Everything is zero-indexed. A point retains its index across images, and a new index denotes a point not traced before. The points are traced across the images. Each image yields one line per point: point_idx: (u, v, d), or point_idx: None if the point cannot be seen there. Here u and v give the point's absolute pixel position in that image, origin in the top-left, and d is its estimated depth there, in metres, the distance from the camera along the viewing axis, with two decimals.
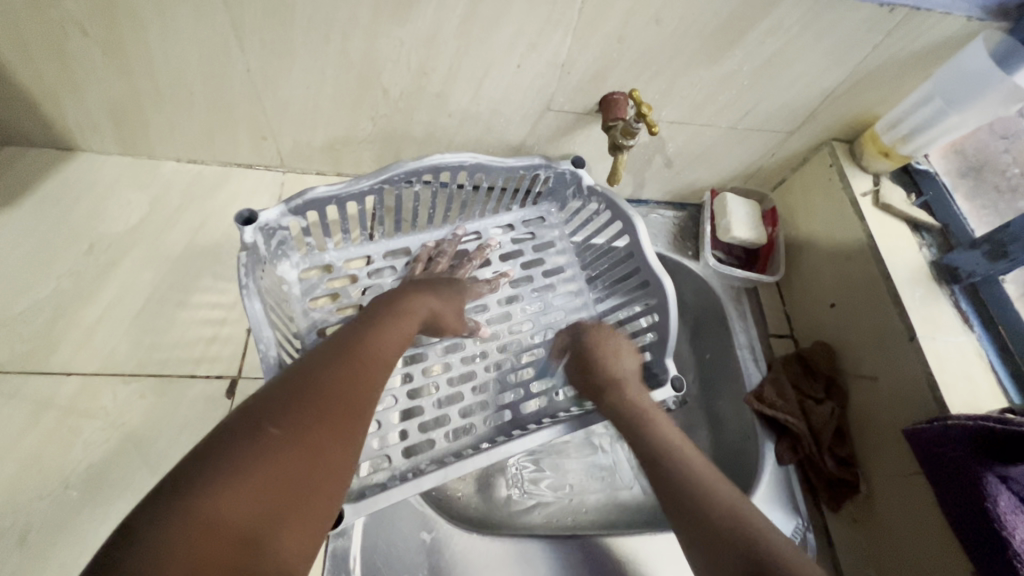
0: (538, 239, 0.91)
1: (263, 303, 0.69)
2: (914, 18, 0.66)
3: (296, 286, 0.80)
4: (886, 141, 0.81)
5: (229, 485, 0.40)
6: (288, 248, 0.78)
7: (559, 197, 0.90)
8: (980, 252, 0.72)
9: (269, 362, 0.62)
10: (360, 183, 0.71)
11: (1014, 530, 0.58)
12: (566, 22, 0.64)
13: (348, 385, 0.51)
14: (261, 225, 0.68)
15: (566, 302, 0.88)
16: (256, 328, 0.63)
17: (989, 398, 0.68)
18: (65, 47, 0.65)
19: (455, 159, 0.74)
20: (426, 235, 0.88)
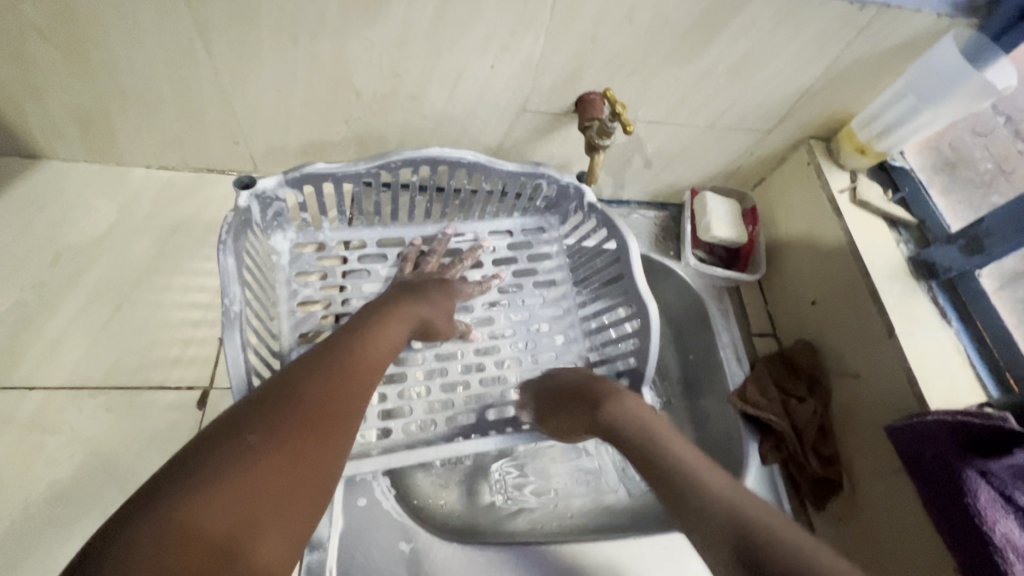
0: (534, 248, 0.90)
1: (242, 259, 0.68)
2: (885, 14, 0.66)
3: (284, 257, 0.80)
4: (861, 138, 0.81)
5: (207, 492, 0.39)
6: (285, 221, 0.79)
7: (560, 210, 0.89)
8: (956, 247, 0.72)
9: (230, 316, 0.61)
10: (358, 166, 0.71)
11: (994, 524, 0.57)
12: (538, 22, 0.64)
13: (334, 394, 0.50)
14: (257, 192, 0.69)
15: (551, 315, 0.86)
16: (225, 281, 0.63)
17: (967, 393, 0.68)
18: (24, 52, 0.63)
19: (455, 154, 0.74)
20: (424, 231, 0.87)
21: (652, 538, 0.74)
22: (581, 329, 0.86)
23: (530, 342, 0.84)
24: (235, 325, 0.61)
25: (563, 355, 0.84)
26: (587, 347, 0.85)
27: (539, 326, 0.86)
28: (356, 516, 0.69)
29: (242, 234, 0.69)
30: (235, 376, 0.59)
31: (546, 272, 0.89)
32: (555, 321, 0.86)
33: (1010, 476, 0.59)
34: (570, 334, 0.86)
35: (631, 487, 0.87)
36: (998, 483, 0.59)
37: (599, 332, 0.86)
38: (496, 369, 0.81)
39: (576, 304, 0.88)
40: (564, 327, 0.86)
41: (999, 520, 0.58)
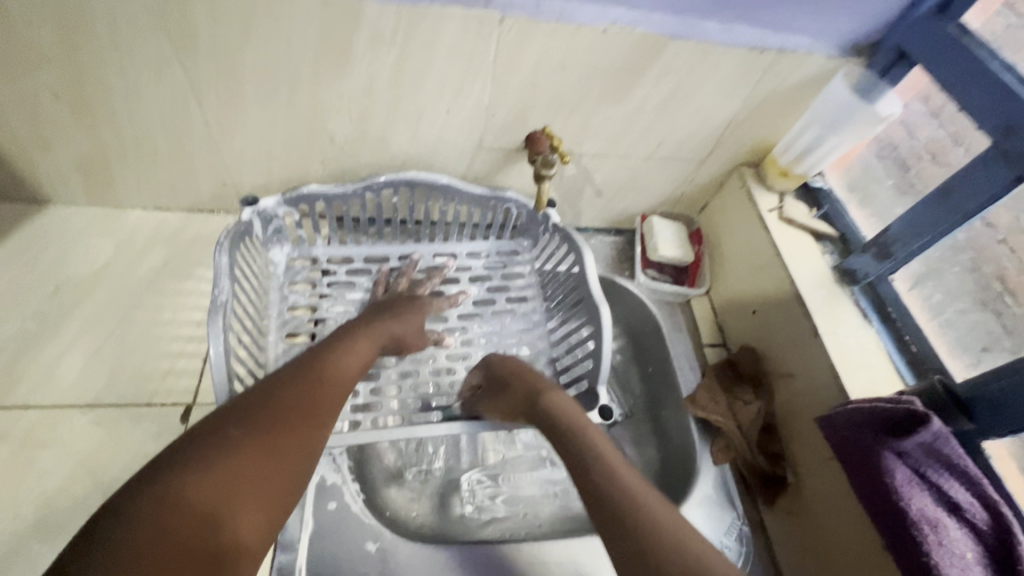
0: (508, 269, 0.97)
1: (235, 261, 0.76)
2: (783, 57, 0.77)
3: (279, 269, 0.88)
4: (783, 163, 0.91)
5: (195, 475, 0.45)
6: (282, 236, 0.87)
7: (532, 233, 0.98)
8: (869, 255, 0.81)
9: (217, 304, 0.68)
10: (346, 186, 0.82)
11: (910, 500, 0.63)
12: (484, 71, 0.74)
13: (310, 395, 0.56)
14: (259, 209, 0.80)
15: (521, 329, 0.93)
16: (216, 277, 0.70)
17: (887, 384, 0.75)
18: (38, 108, 0.72)
19: (430, 178, 0.84)
20: (407, 248, 0.95)
21: None
22: (549, 341, 0.93)
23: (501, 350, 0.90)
24: (218, 311, 0.68)
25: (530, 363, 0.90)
26: (553, 357, 0.91)
27: (508, 339, 0.92)
28: (327, 521, 0.73)
29: (239, 242, 0.77)
30: (217, 355, 0.66)
31: (517, 289, 0.96)
32: (522, 333, 0.93)
33: (923, 456, 0.64)
34: (536, 347, 0.92)
35: None
36: (914, 463, 0.65)
37: (565, 343, 0.91)
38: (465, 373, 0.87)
39: (544, 321, 0.94)
40: (530, 339, 0.92)
41: (914, 496, 0.63)
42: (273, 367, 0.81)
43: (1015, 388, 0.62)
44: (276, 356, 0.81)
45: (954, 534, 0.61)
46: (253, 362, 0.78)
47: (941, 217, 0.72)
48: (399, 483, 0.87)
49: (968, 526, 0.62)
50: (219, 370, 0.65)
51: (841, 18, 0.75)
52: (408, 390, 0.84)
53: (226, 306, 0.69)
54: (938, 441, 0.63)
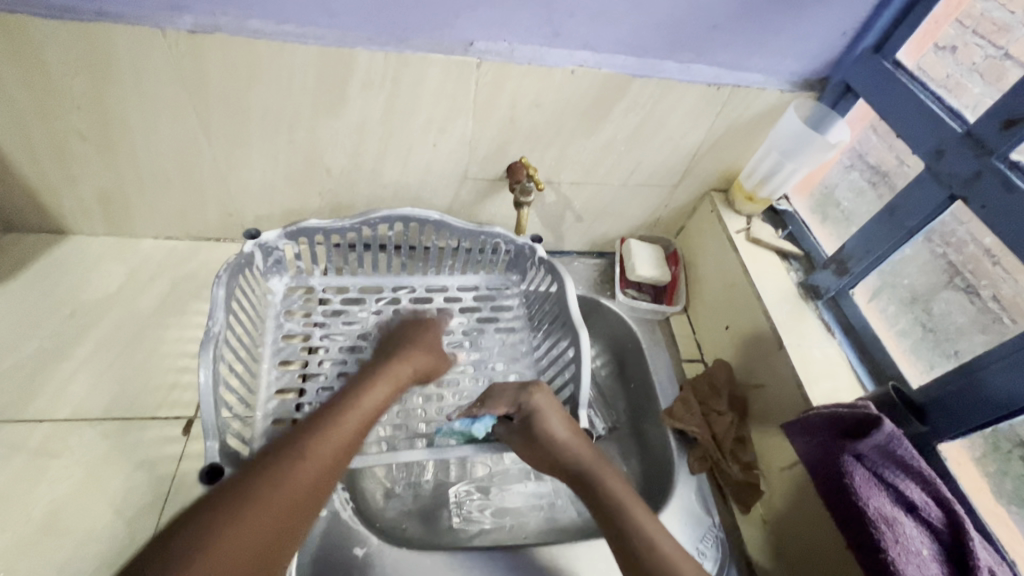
0: (496, 300, 1.02)
1: (233, 291, 0.82)
2: (738, 93, 0.85)
3: (277, 298, 0.94)
4: (748, 187, 0.98)
5: (222, 530, 0.50)
6: (282, 266, 0.94)
7: (520, 267, 1.03)
8: (830, 271, 0.86)
9: (210, 334, 0.73)
10: (342, 222, 0.89)
11: (868, 499, 0.66)
12: (465, 110, 0.82)
13: (329, 440, 0.61)
14: (261, 241, 0.87)
15: (509, 357, 0.97)
16: (212, 306, 0.76)
17: (849, 391, 0.79)
18: (66, 148, 0.81)
19: (423, 214, 0.90)
20: (401, 281, 1.01)
21: (588, 542, 0.81)
22: (535, 369, 0.96)
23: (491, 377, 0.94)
24: (211, 341, 0.72)
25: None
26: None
27: (496, 366, 0.96)
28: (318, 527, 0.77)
29: (238, 273, 0.84)
30: (207, 383, 0.70)
31: (505, 319, 1.01)
32: (510, 360, 0.96)
33: (879, 457, 0.68)
34: (524, 375, 0.95)
35: (582, 508, 0.94)
36: (871, 464, 0.68)
37: (550, 370, 0.95)
38: (455, 398, 0.90)
39: (531, 349, 0.98)
40: (517, 368, 0.96)
41: (872, 496, 0.66)
42: (265, 393, 0.85)
43: (961, 392, 0.67)
44: (268, 384, 0.86)
45: (911, 532, 0.64)
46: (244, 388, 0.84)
47: (888, 234, 0.78)
48: (387, 502, 0.90)
49: (924, 524, 0.65)
50: (207, 397, 0.69)
51: (790, 58, 0.83)
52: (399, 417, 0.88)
53: (217, 336, 0.74)
54: (892, 443, 0.67)
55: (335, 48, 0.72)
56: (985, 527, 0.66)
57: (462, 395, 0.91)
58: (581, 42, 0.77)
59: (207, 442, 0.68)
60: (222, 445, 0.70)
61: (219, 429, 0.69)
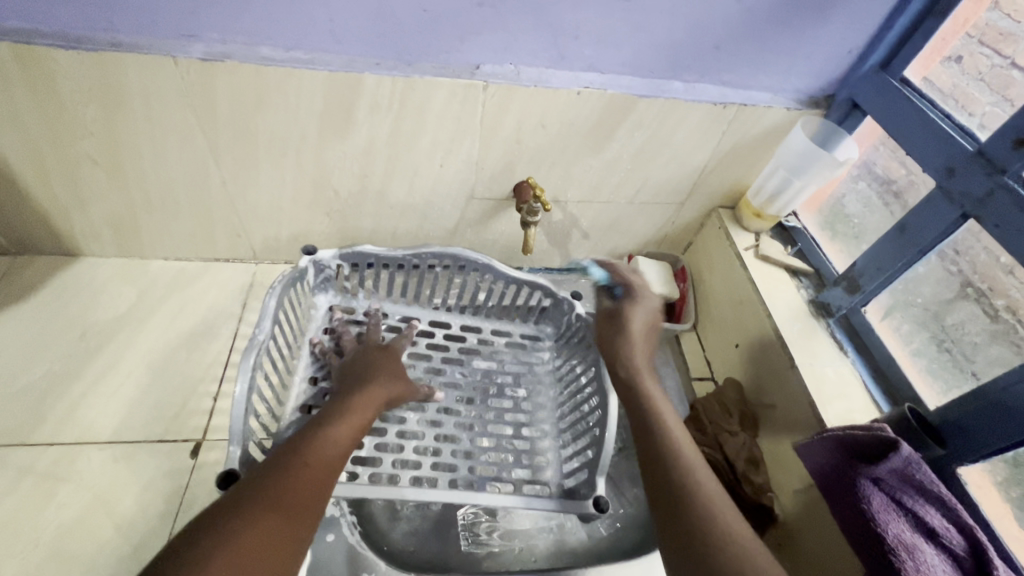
0: (528, 348, 1.00)
1: (284, 302, 0.83)
2: (745, 111, 0.85)
3: (320, 314, 0.94)
4: (756, 204, 0.97)
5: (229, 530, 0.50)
6: (330, 284, 0.94)
7: (556, 319, 1.00)
8: (841, 289, 0.85)
9: (255, 343, 0.74)
10: (397, 252, 0.88)
11: (887, 525, 0.64)
12: (471, 131, 0.83)
13: (321, 454, 0.61)
14: (317, 258, 0.88)
15: (534, 408, 0.93)
16: (260, 317, 0.76)
17: (863, 412, 0.77)
18: (79, 173, 0.82)
19: (474, 256, 0.90)
20: (438, 316, 0.99)
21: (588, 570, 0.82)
22: (559, 423, 0.92)
23: (508, 426, 0.90)
24: (253, 349, 0.73)
25: (534, 448, 0.88)
26: (558, 443, 0.90)
27: (519, 416, 0.91)
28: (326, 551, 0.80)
29: (290, 287, 0.84)
30: (241, 390, 0.70)
31: (533, 367, 0.98)
32: (532, 414, 0.92)
33: (897, 480, 0.67)
34: (544, 431, 0.91)
35: (592, 530, 0.92)
36: (889, 489, 0.67)
37: (574, 427, 0.90)
38: (469, 444, 0.86)
39: (554, 405, 0.94)
40: (540, 421, 0.92)
41: (892, 521, 0.64)
42: (292, 406, 0.84)
43: (980, 415, 0.65)
44: (296, 396, 0.85)
45: (935, 560, 0.61)
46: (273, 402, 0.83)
47: (899, 252, 0.77)
48: (393, 525, 0.87)
49: (947, 553, 0.62)
50: (240, 406, 0.69)
51: (795, 76, 0.83)
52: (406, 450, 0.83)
53: (261, 345, 0.75)
54: (910, 467, 0.66)
55: (343, 73, 0.72)
56: (1009, 554, 0.64)
57: (476, 443, 0.87)
58: (586, 64, 0.78)
59: (231, 449, 0.67)
60: (246, 454, 0.69)
61: (245, 437, 0.69)
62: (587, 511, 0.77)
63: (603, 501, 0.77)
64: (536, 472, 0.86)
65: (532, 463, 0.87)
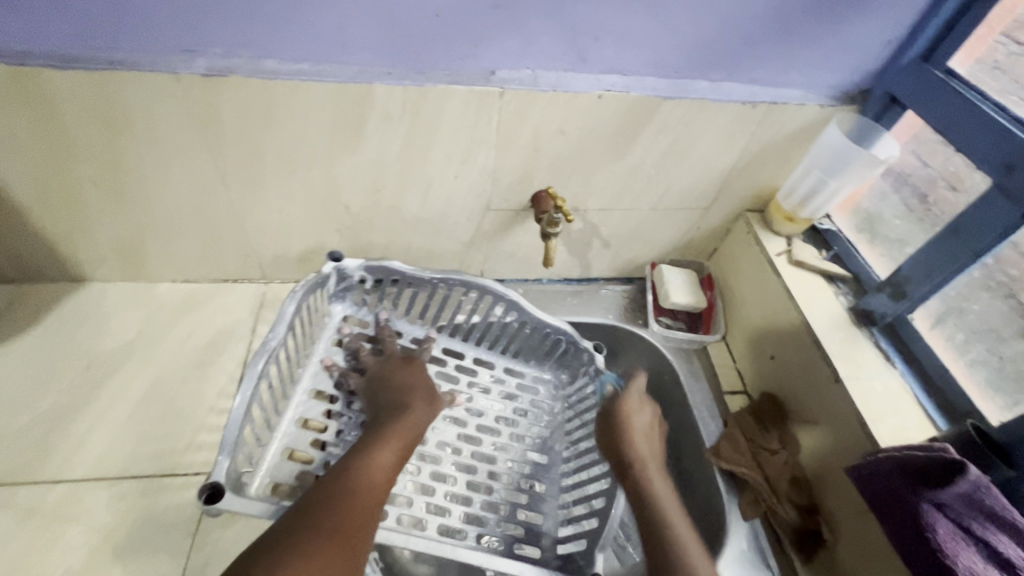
0: (536, 392, 0.95)
1: (302, 306, 0.79)
2: (775, 110, 0.80)
3: (334, 323, 0.89)
4: (787, 208, 0.92)
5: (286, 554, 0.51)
6: (349, 293, 0.89)
7: (571, 367, 0.95)
8: (885, 295, 0.80)
9: (267, 347, 0.71)
10: (426, 275, 0.84)
11: (957, 557, 0.59)
12: (487, 140, 0.79)
13: (367, 479, 0.61)
14: (342, 266, 0.83)
15: (538, 459, 0.88)
16: (276, 320, 0.73)
17: (918, 429, 0.72)
18: (82, 198, 0.79)
19: (501, 289, 0.86)
20: (452, 345, 0.95)
21: None
22: (562, 478, 0.87)
23: (510, 474, 0.86)
24: (263, 354, 0.70)
25: (534, 504, 0.84)
26: (558, 502, 0.85)
27: (522, 464, 0.87)
28: None
29: (311, 292, 0.80)
30: (240, 401, 0.67)
31: (542, 409, 0.94)
32: (536, 467, 0.88)
33: (964, 507, 0.61)
34: (547, 487, 0.86)
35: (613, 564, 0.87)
36: (955, 515, 0.62)
37: (578, 489, 0.85)
38: (466, 488, 0.82)
39: (559, 458, 0.89)
40: (542, 474, 0.87)
41: (961, 552, 0.59)
42: (288, 416, 0.80)
43: None
44: (295, 407, 0.81)
45: None
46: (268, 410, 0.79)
47: (953, 255, 0.72)
48: (417, 561, 0.84)
49: None
50: (236, 417, 0.66)
51: (828, 71, 0.78)
52: (402, 484, 0.79)
53: (272, 352, 0.72)
54: (978, 492, 0.60)
55: (351, 85, 0.69)
56: None
57: (474, 489, 0.83)
58: (607, 65, 0.73)
59: (219, 458, 0.65)
60: (234, 466, 0.66)
61: (235, 449, 0.66)
62: None
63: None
64: (532, 531, 0.82)
65: (529, 521, 0.82)
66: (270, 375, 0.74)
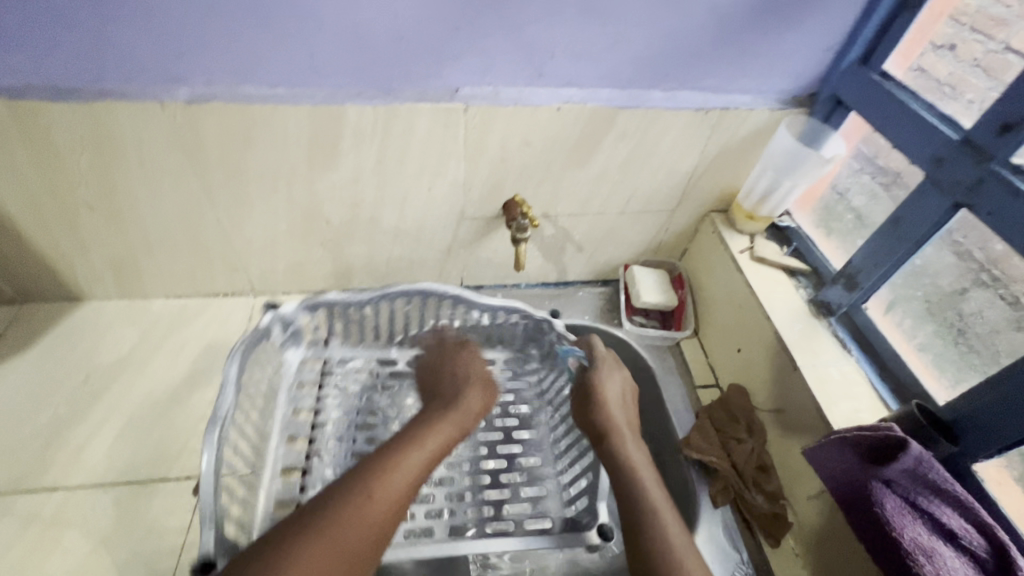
0: (511, 373, 0.97)
1: (247, 366, 0.77)
2: (727, 115, 0.85)
3: (291, 369, 0.90)
4: (748, 207, 0.96)
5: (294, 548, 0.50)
6: (298, 337, 0.89)
7: (537, 343, 0.94)
8: (840, 286, 0.84)
9: (218, 417, 0.69)
10: (360, 295, 0.81)
11: (903, 530, 0.62)
12: (456, 153, 0.83)
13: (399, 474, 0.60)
14: (280, 313, 0.82)
15: (528, 434, 0.93)
16: (222, 388, 0.70)
17: (871, 412, 0.75)
18: (77, 220, 0.84)
19: (442, 288, 0.81)
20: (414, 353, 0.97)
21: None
22: (554, 448, 0.92)
23: (504, 460, 0.90)
24: (216, 425, 0.68)
25: (534, 478, 0.89)
26: (557, 470, 0.90)
27: (513, 445, 0.92)
28: None
29: (253, 347, 0.78)
30: (208, 466, 0.66)
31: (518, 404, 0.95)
32: (526, 443, 0.92)
33: (911, 483, 0.64)
34: (542, 458, 0.91)
35: None
36: (903, 492, 0.65)
37: (570, 451, 0.90)
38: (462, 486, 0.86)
39: (547, 430, 0.93)
40: (537, 447, 0.92)
41: (907, 525, 0.63)
42: (271, 470, 0.84)
43: (993, 409, 0.63)
44: (273, 461, 0.85)
45: (954, 563, 0.59)
46: (252, 452, 0.82)
47: (896, 245, 0.76)
48: None
49: (968, 555, 0.59)
50: (208, 485, 0.65)
51: (776, 77, 0.83)
52: None
53: (224, 419, 0.69)
54: (922, 466, 0.62)
55: (325, 107, 0.74)
56: None
57: (472, 484, 0.87)
58: (565, 80, 0.79)
59: (203, 533, 0.65)
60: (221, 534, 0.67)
61: (217, 517, 0.66)
62: (592, 541, 0.82)
63: (608, 530, 0.83)
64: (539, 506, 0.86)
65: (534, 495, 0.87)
66: (238, 433, 0.78)
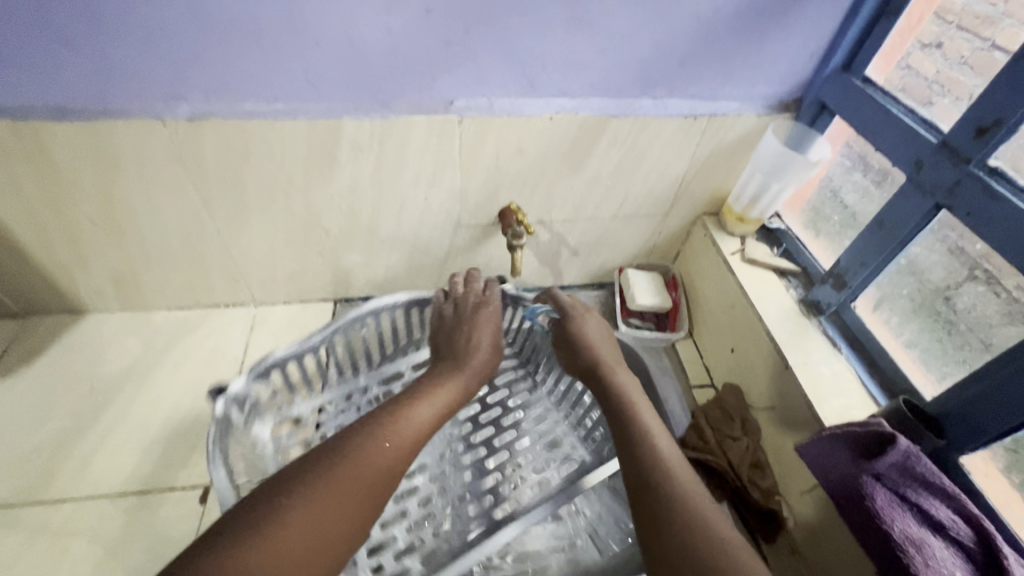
0: None
1: (228, 465, 0.72)
2: (715, 120, 0.87)
3: (268, 445, 0.84)
4: (738, 209, 0.99)
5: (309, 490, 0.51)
6: (260, 410, 0.83)
7: None
8: (829, 286, 0.86)
9: None
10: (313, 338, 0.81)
11: (893, 522, 0.64)
12: (451, 163, 0.85)
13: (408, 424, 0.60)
14: (230, 394, 0.75)
15: (526, 398, 0.98)
16: (220, 492, 0.66)
17: (861, 408, 0.77)
18: (80, 234, 0.85)
19: (389, 300, 0.87)
20: (383, 373, 0.96)
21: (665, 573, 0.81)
22: (554, 403, 0.98)
23: (511, 432, 0.95)
24: None
25: (545, 437, 0.95)
26: (565, 420, 0.96)
27: (517, 413, 0.97)
28: None
29: (224, 441, 0.72)
30: None
31: (508, 386, 0.99)
32: (528, 410, 0.97)
33: (899, 476, 0.66)
34: (548, 414, 0.97)
35: None
36: (892, 485, 0.66)
37: (567, 394, 0.96)
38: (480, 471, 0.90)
39: (541, 391, 0.99)
40: (539, 409, 0.98)
41: (897, 518, 0.64)
42: None
43: (977, 403, 0.65)
44: None
45: (942, 553, 0.61)
46: None
47: (881, 245, 0.78)
48: None
49: (955, 545, 0.61)
50: None
51: (761, 83, 0.86)
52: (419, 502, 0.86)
53: None
54: (910, 460, 0.65)
55: (323, 120, 0.76)
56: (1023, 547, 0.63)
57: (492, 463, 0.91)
58: (556, 90, 0.80)
59: None
60: None
61: None
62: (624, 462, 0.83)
63: None
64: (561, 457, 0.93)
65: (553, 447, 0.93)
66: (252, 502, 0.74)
